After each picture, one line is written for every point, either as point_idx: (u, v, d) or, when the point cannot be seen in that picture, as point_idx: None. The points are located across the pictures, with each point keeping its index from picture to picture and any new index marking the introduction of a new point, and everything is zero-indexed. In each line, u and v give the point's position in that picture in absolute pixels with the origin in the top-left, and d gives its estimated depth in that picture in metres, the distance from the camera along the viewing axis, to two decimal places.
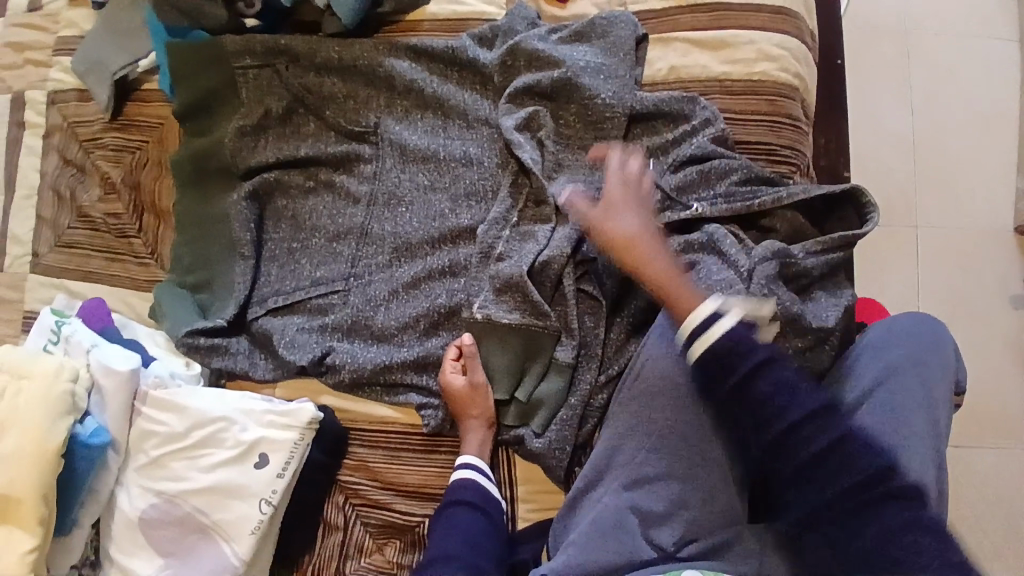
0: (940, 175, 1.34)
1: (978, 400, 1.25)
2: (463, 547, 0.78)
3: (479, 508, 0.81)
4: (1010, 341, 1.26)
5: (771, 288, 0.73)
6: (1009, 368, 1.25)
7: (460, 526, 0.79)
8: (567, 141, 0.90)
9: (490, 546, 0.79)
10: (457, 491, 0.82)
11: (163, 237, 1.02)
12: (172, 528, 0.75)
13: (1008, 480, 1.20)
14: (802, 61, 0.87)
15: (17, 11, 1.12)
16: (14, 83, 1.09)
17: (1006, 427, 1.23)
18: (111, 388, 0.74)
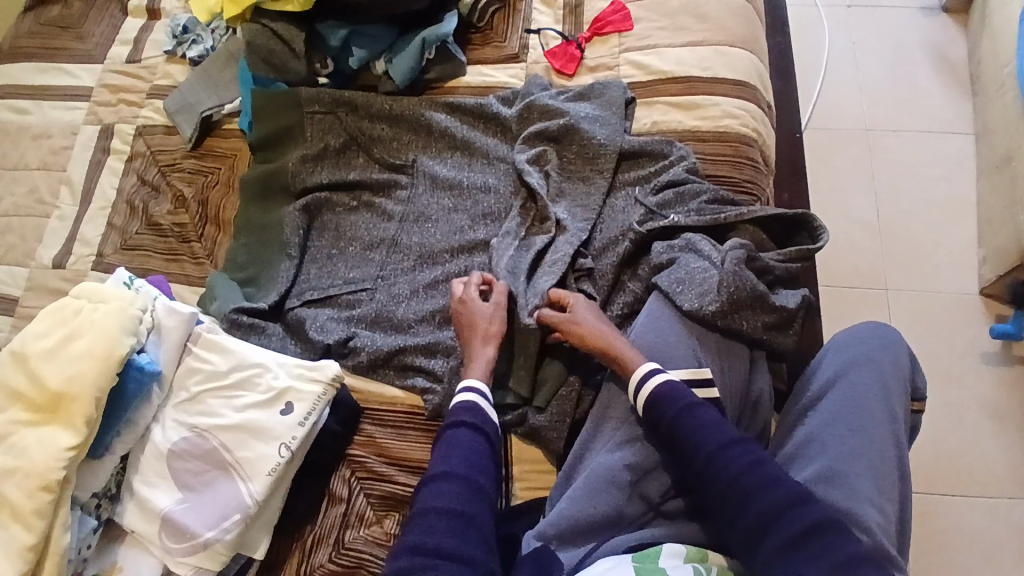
0: (905, 246, 1.48)
1: (960, 455, 1.27)
2: (463, 463, 0.82)
3: (479, 429, 0.86)
4: (983, 398, 1.32)
5: (740, 266, 0.90)
6: (982, 423, 1.29)
7: (461, 444, 0.84)
8: (569, 175, 1.08)
9: (488, 464, 0.83)
10: (458, 413, 0.87)
11: (219, 241, 1.19)
12: (196, 461, 0.84)
13: (996, 535, 1.20)
14: (758, 122, 1.11)
15: (119, 62, 1.38)
16: (110, 118, 1.33)
17: (990, 481, 1.24)
18: (170, 326, 0.88)
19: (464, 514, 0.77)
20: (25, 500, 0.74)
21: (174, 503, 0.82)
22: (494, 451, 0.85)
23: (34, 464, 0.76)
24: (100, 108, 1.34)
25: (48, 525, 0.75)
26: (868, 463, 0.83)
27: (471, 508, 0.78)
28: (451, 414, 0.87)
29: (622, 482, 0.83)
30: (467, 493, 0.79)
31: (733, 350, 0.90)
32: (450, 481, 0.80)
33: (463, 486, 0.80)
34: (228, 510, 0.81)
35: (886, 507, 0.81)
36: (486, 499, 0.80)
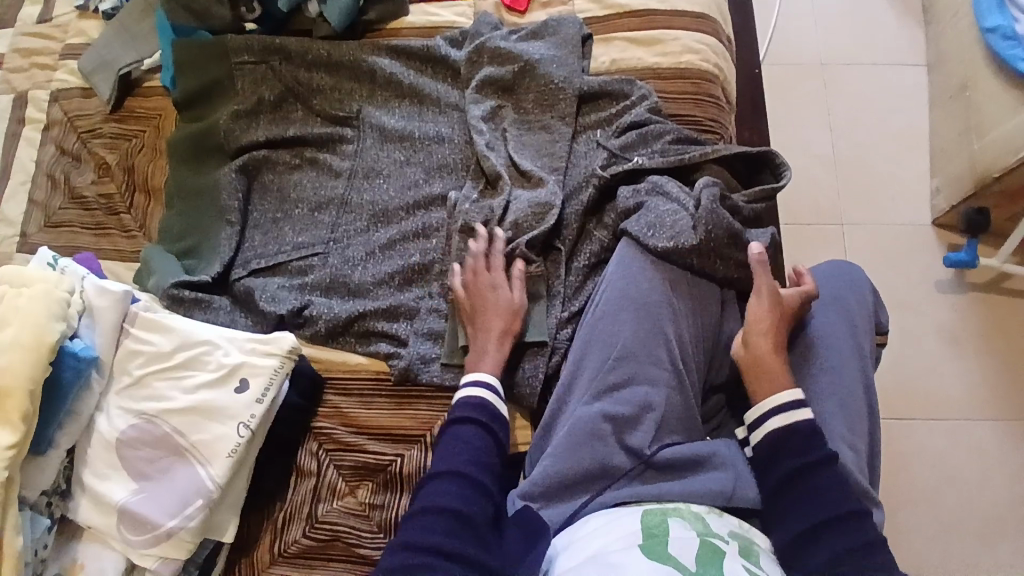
0: (863, 180, 1.49)
1: (916, 381, 1.33)
2: (469, 464, 0.80)
3: (486, 427, 0.83)
4: (936, 325, 1.37)
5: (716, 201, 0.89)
6: (936, 349, 1.35)
7: (466, 443, 0.81)
8: (526, 121, 1.03)
9: (494, 465, 0.81)
10: (467, 411, 0.84)
11: (152, 211, 1.09)
12: (150, 449, 0.78)
13: (952, 455, 1.27)
14: (718, 55, 1.06)
15: (29, 23, 1.23)
16: (22, 85, 1.18)
17: (944, 405, 1.31)
18: (103, 308, 0.80)
19: (467, 515, 0.75)
20: None
21: (130, 494, 0.77)
22: (500, 451, 0.83)
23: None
24: (11, 75, 1.19)
25: None
26: (839, 402, 0.86)
27: (476, 509, 0.76)
28: (458, 410, 0.84)
29: (604, 434, 0.82)
30: (471, 494, 0.77)
31: (704, 295, 0.90)
32: (454, 480, 0.78)
33: (466, 486, 0.78)
34: (190, 496, 0.76)
35: (857, 443, 0.84)
36: (491, 501, 0.78)
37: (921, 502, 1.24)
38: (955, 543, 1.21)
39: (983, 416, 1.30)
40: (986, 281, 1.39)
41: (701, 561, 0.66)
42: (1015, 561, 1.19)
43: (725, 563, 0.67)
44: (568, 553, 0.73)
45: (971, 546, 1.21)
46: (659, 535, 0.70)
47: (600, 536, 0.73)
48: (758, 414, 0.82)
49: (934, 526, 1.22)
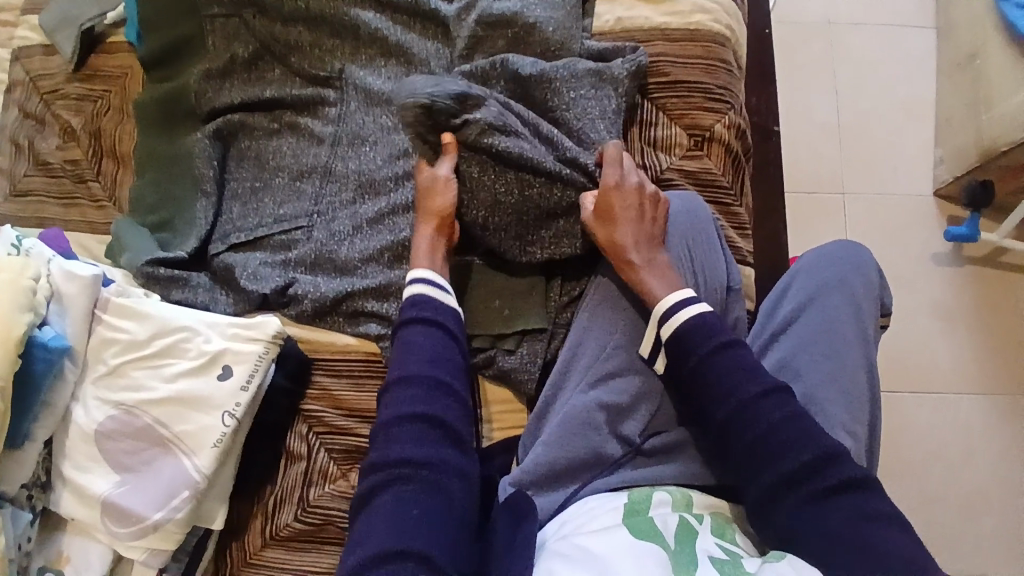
0: (869, 148, 1.44)
1: (908, 355, 1.33)
2: (424, 362, 0.78)
3: (435, 325, 0.82)
4: (932, 299, 1.36)
5: None
6: (930, 324, 1.34)
7: (416, 344, 0.80)
8: (526, 98, 0.91)
9: (452, 361, 0.80)
10: (415, 310, 0.82)
11: (123, 179, 1.02)
12: (131, 440, 0.75)
13: (939, 428, 1.29)
14: (730, 15, 0.99)
15: None
16: None
17: (933, 379, 1.31)
18: (72, 293, 0.75)
19: (432, 418, 0.75)
20: None
21: (114, 486, 0.74)
22: (456, 344, 0.82)
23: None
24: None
25: None
26: (840, 388, 0.85)
27: (437, 411, 0.76)
28: (409, 311, 0.82)
29: (598, 423, 0.81)
30: (434, 398, 0.77)
31: (710, 280, 0.85)
32: (411, 386, 0.77)
33: (422, 386, 0.77)
34: (175, 487, 0.74)
35: (858, 431, 0.84)
36: (452, 397, 0.78)
37: (904, 475, 1.26)
38: (934, 513, 1.24)
39: (972, 389, 1.30)
40: (984, 255, 1.37)
41: (680, 536, 0.68)
42: (991, 531, 1.23)
43: (700, 540, 0.68)
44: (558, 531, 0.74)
45: (950, 515, 1.24)
46: (640, 511, 0.72)
47: (589, 514, 0.73)
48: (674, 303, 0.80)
49: (916, 497, 1.25)
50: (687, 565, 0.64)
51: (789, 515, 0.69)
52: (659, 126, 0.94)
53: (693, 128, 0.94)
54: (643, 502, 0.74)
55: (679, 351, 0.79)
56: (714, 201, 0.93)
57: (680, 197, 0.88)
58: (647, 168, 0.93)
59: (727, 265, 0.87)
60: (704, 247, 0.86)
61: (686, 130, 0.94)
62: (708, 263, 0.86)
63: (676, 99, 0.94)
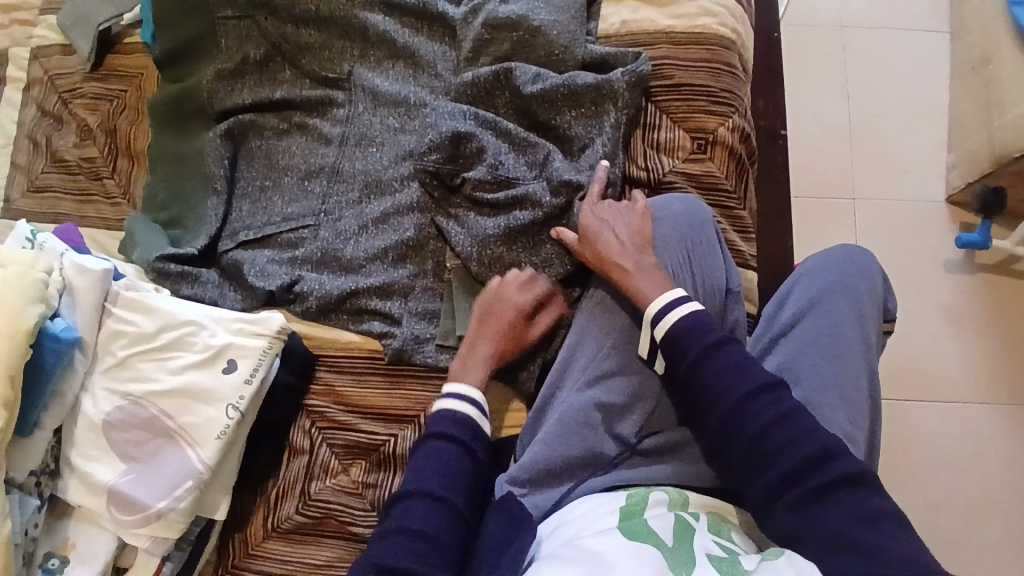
0: (879, 153, 1.43)
1: (918, 362, 1.31)
2: (436, 481, 0.76)
3: (463, 444, 0.79)
4: (943, 305, 1.34)
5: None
6: (941, 330, 1.33)
7: (438, 459, 0.77)
8: (529, 114, 0.94)
9: (466, 485, 0.77)
10: (440, 423, 0.80)
11: (136, 177, 1.04)
12: (138, 430, 0.77)
13: (949, 436, 1.27)
14: (736, 18, 0.99)
15: None
16: None
17: (943, 387, 1.30)
18: (84, 286, 0.77)
19: (427, 538, 0.71)
20: None
21: (120, 475, 0.76)
22: (476, 474, 0.79)
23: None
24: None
25: None
26: (841, 393, 0.85)
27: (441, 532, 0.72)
28: (434, 425, 0.81)
29: (595, 422, 0.81)
30: (439, 519, 0.73)
31: (709, 282, 0.85)
32: (421, 504, 0.74)
33: (427, 506, 0.74)
34: (179, 478, 0.76)
35: (857, 437, 0.83)
36: (458, 523, 0.74)
37: (912, 483, 1.25)
38: (942, 522, 1.22)
39: (983, 397, 1.29)
40: (997, 262, 1.35)
41: (677, 535, 0.68)
42: (1000, 542, 1.21)
43: (698, 537, 0.69)
44: (552, 537, 0.74)
45: (958, 525, 1.22)
46: (637, 513, 0.72)
47: (581, 521, 0.73)
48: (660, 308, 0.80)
49: (924, 505, 1.23)
50: (684, 563, 0.64)
51: (786, 519, 0.69)
52: (662, 128, 0.94)
53: (696, 131, 0.94)
54: (640, 504, 0.73)
55: (672, 351, 0.78)
56: (717, 205, 0.93)
57: (680, 199, 0.88)
58: (650, 171, 0.93)
59: (726, 266, 0.87)
60: (704, 247, 0.86)
61: (689, 133, 0.94)
62: (707, 264, 0.85)
63: (679, 102, 0.94)
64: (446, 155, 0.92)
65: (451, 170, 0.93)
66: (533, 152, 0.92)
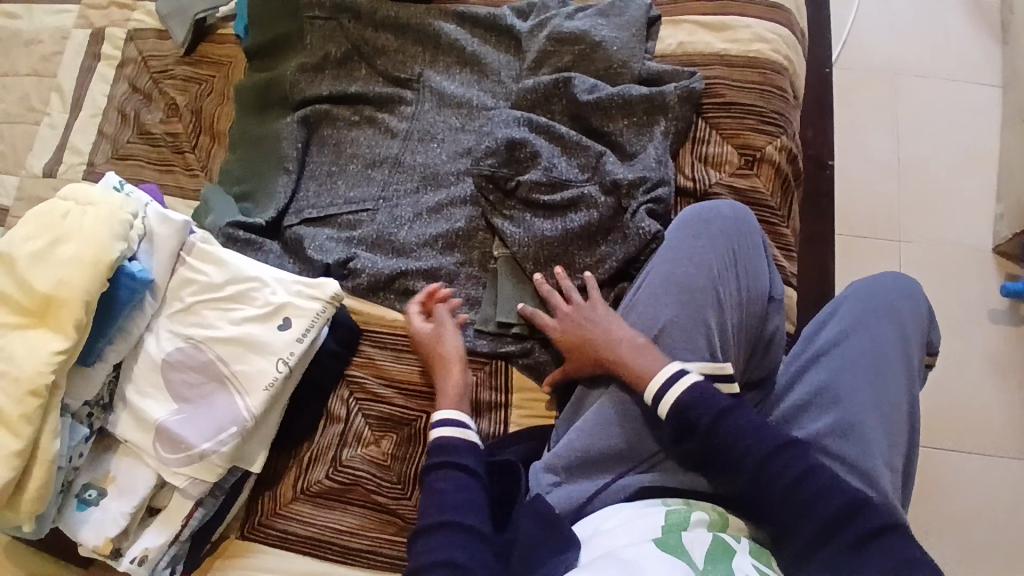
0: (925, 197, 1.43)
1: (955, 408, 1.28)
2: (451, 507, 0.77)
3: (459, 466, 0.81)
4: (985, 354, 1.31)
5: None
6: (982, 378, 1.30)
7: (442, 490, 0.78)
8: (583, 121, 0.99)
9: (480, 506, 0.78)
10: (433, 456, 0.82)
11: (214, 153, 1.14)
12: (192, 373, 0.82)
13: (987, 487, 1.22)
14: (790, 47, 1.03)
15: None
16: (100, 22, 1.28)
17: (982, 436, 1.26)
18: (163, 235, 0.83)
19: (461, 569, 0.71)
20: (11, 405, 0.71)
21: (169, 414, 0.81)
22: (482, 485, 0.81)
23: (23, 368, 0.72)
24: (90, 11, 1.29)
25: (37, 430, 0.72)
26: (883, 415, 0.85)
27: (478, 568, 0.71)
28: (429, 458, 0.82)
29: (631, 416, 0.83)
30: (465, 546, 0.73)
31: (754, 289, 0.86)
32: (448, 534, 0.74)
33: (454, 534, 0.74)
34: (225, 422, 0.80)
35: (896, 461, 0.84)
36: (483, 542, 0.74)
37: (945, 532, 1.20)
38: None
39: None
40: None
41: (711, 558, 0.66)
42: None
43: (736, 560, 0.67)
44: (592, 542, 0.73)
45: None
46: (675, 531, 0.70)
47: (623, 528, 0.73)
48: (668, 391, 0.77)
49: (956, 556, 1.19)
50: None
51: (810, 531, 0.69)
52: (712, 143, 0.98)
53: (744, 148, 0.97)
54: (681, 522, 0.72)
55: (687, 414, 0.76)
56: (762, 220, 0.96)
57: (725, 204, 0.89)
58: (697, 182, 0.96)
59: (770, 275, 0.89)
60: (750, 253, 0.87)
61: (737, 149, 0.98)
62: (751, 271, 0.86)
63: (729, 120, 0.98)
64: (501, 159, 0.97)
65: (500, 168, 0.97)
66: (587, 155, 0.96)
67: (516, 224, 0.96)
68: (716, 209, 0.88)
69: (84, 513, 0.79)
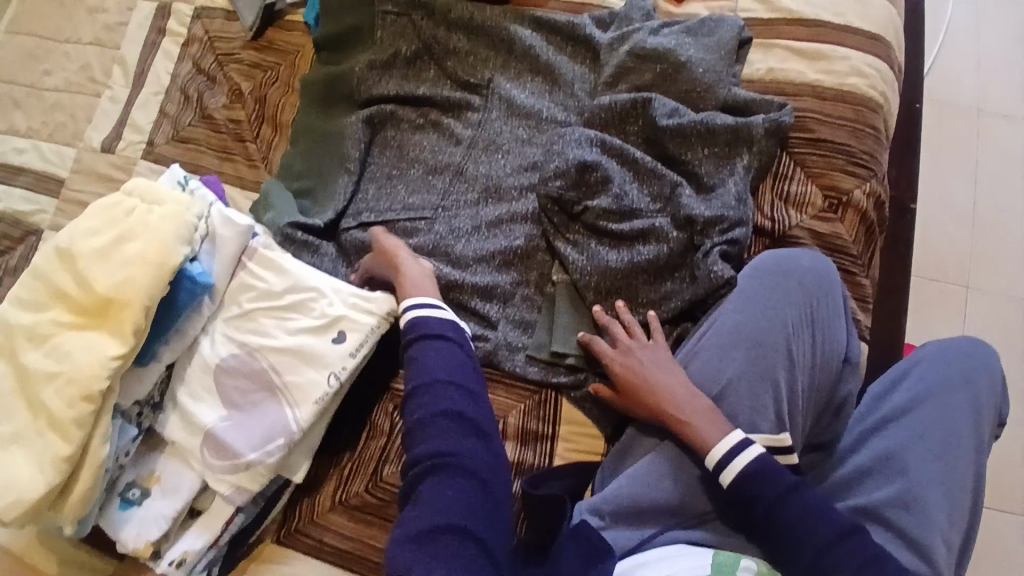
0: (1002, 244, 1.35)
1: (1010, 472, 1.21)
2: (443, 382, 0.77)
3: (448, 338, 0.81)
4: None
5: None
6: None
7: (431, 360, 0.78)
8: (659, 146, 0.94)
9: (468, 372, 0.79)
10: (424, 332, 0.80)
11: (275, 145, 1.12)
12: (245, 381, 0.81)
13: None
14: (888, 84, 0.97)
15: None
16: None
17: None
18: (225, 238, 0.83)
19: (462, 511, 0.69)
20: (66, 409, 0.72)
21: (219, 420, 0.81)
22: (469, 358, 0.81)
23: (76, 371, 0.72)
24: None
25: (87, 436, 0.73)
26: (945, 493, 0.80)
27: (482, 465, 0.73)
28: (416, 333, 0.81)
29: (686, 471, 0.82)
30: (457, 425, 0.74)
31: (828, 350, 0.83)
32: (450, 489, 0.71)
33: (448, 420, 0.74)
34: (274, 433, 0.79)
35: (953, 540, 0.79)
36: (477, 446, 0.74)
37: None
38: None
39: None
40: None
41: None
42: None
43: None
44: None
45: None
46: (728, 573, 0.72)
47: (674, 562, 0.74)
48: (725, 457, 0.77)
49: None
50: None
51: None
52: (795, 181, 0.93)
53: (830, 190, 0.92)
54: (731, 565, 0.73)
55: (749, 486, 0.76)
56: (841, 268, 0.91)
57: (805, 254, 0.86)
58: (776, 222, 0.91)
59: (846, 335, 0.85)
60: (829, 311, 0.84)
61: (822, 191, 0.92)
62: (826, 329, 0.84)
63: (816, 158, 0.93)
64: (571, 182, 0.93)
65: (568, 188, 0.93)
66: (661, 185, 0.91)
67: (579, 250, 0.93)
68: (793, 258, 0.86)
69: (128, 512, 0.80)
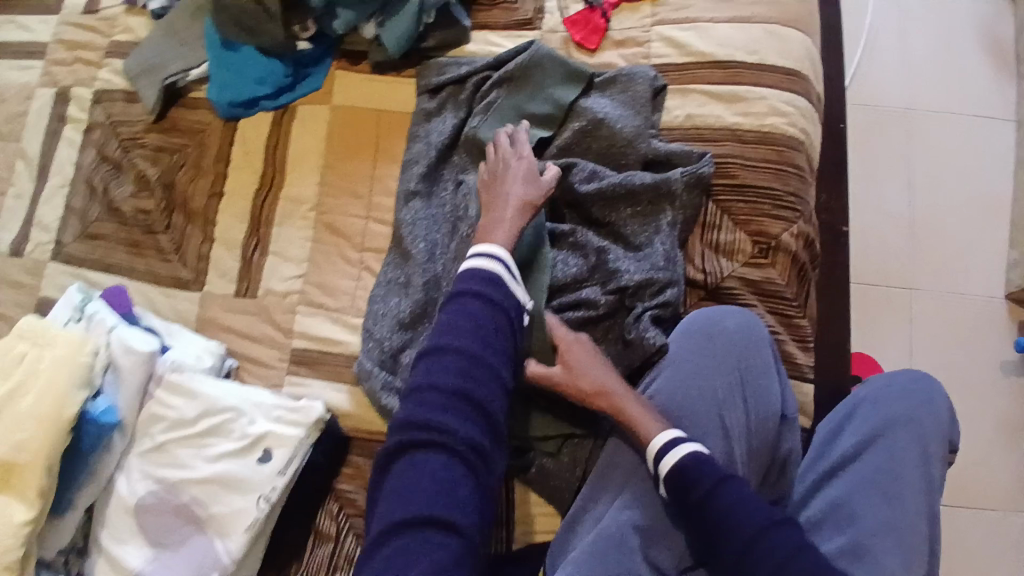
0: (938, 244, 1.36)
1: (963, 467, 1.25)
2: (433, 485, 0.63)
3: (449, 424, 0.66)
4: (995, 411, 1.27)
5: None
6: (993, 436, 1.26)
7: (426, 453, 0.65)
8: (583, 209, 0.92)
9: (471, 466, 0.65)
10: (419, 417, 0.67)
11: (189, 235, 1.06)
12: (170, 517, 0.75)
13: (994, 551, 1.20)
14: (808, 120, 0.96)
15: (75, 16, 1.22)
16: (66, 79, 1.18)
17: (988, 496, 1.23)
18: (129, 368, 0.79)
19: None
20: None
21: (145, 562, 0.74)
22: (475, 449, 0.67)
23: None
24: (54, 67, 1.19)
25: None
26: (897, 538, 0.78)
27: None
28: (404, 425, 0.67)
29: (632, 546, 0.79)
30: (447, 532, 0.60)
31: (765, 406, 0.82)
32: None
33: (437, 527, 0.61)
34: (206, 569, 0.73)
35: None
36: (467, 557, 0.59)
37: None
38: None
39: None
40: None
41: None
42: None
43: None
44: None
45: None
46: None
47: None
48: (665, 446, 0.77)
49: None
50: None
51: None
52: (723, 230, 0.91)
53: (759, 236, 0.90)
54: None
55: (683, 483, 0.75)
56: (776, 313, 0.89)
57: (728, 314, 0.85)
58: (708, 273, 0.90)
59: (782, 390, 0.84)
60: (759, 368, 0.83)
61: (751, 237, 0.90)
62: (759, 388, 0.83)
63: (742, 204, 0.91)
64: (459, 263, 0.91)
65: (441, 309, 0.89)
66: (588, 247, 0.89)
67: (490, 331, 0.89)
68: (715, 320, 0.84)
69: None
